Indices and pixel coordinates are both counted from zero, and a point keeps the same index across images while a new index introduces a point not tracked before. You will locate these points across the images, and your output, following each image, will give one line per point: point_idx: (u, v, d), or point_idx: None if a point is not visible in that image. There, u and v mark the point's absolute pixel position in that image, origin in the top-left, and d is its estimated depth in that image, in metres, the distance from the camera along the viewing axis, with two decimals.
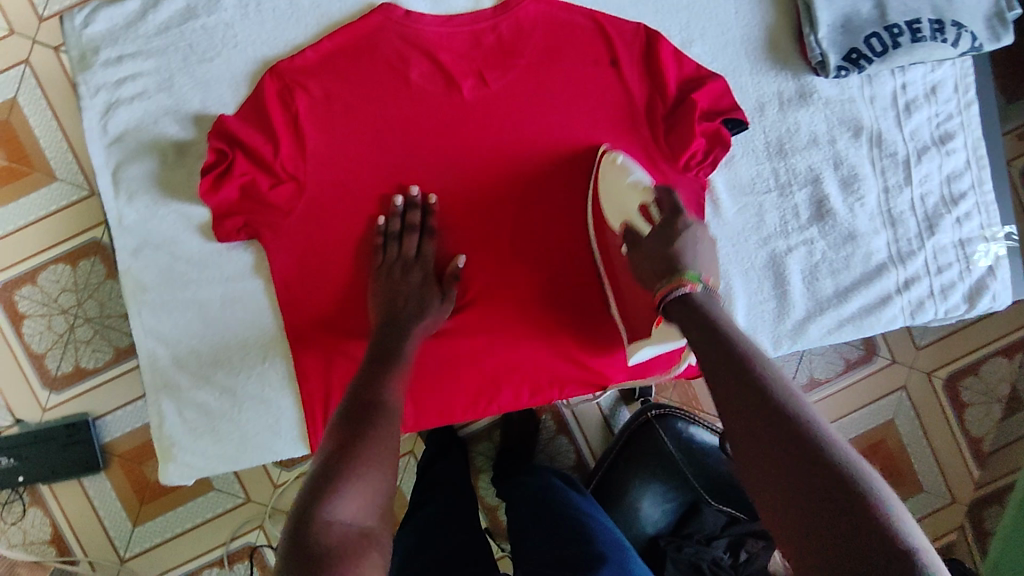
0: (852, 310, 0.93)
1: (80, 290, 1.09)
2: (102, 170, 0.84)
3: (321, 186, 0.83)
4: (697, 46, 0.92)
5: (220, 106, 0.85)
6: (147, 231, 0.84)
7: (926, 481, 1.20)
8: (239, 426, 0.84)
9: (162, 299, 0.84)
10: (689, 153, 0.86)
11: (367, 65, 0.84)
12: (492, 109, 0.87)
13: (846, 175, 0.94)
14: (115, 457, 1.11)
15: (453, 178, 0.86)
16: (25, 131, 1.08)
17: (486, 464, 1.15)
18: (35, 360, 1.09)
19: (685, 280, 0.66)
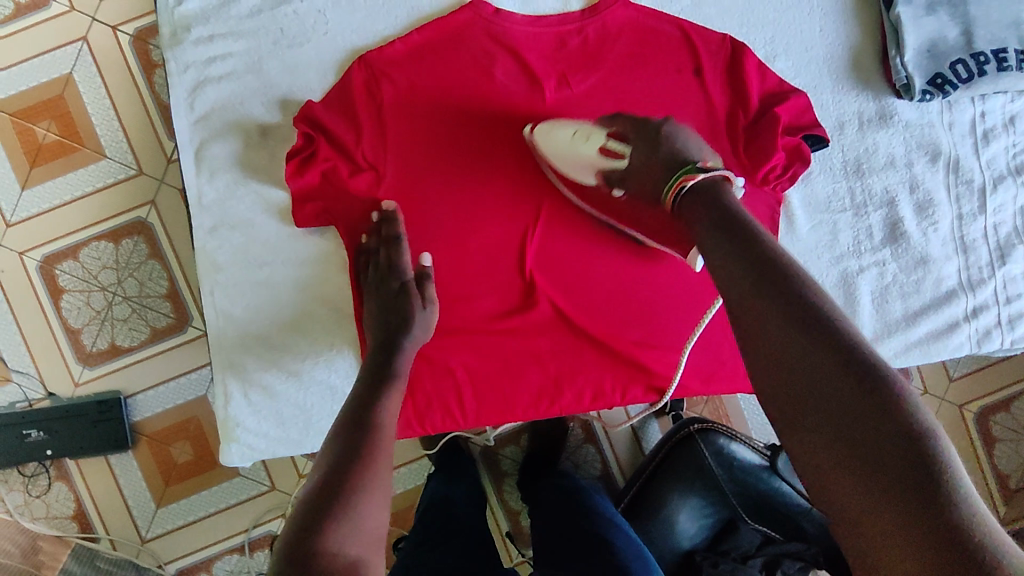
0: (920, 335, 0.92)
1: (121, 268, 1.10)
2: (186, 148, 0.84)
3: (400, 176, 0.83)
4: (780, 61, 0.92)
5: (307, 92, 0.85)
6: (226, 211, 0.84)
7: None
8: (305, 411, 0.85)
9: (233, 280, 0.84)
10: (768, 166, 0.85)
11: (454, 60, 0.85)
12: (574, 111, 0.87)
13: (921, 200, 0.93)
14: (144, 436, 1.11)
15: (532, 179, 0.87)
16: (77, 108, 1.08)
17: (513, 467, 1.15)
18: (71, 335, 1.10)
19: (688, 173, 0.66)
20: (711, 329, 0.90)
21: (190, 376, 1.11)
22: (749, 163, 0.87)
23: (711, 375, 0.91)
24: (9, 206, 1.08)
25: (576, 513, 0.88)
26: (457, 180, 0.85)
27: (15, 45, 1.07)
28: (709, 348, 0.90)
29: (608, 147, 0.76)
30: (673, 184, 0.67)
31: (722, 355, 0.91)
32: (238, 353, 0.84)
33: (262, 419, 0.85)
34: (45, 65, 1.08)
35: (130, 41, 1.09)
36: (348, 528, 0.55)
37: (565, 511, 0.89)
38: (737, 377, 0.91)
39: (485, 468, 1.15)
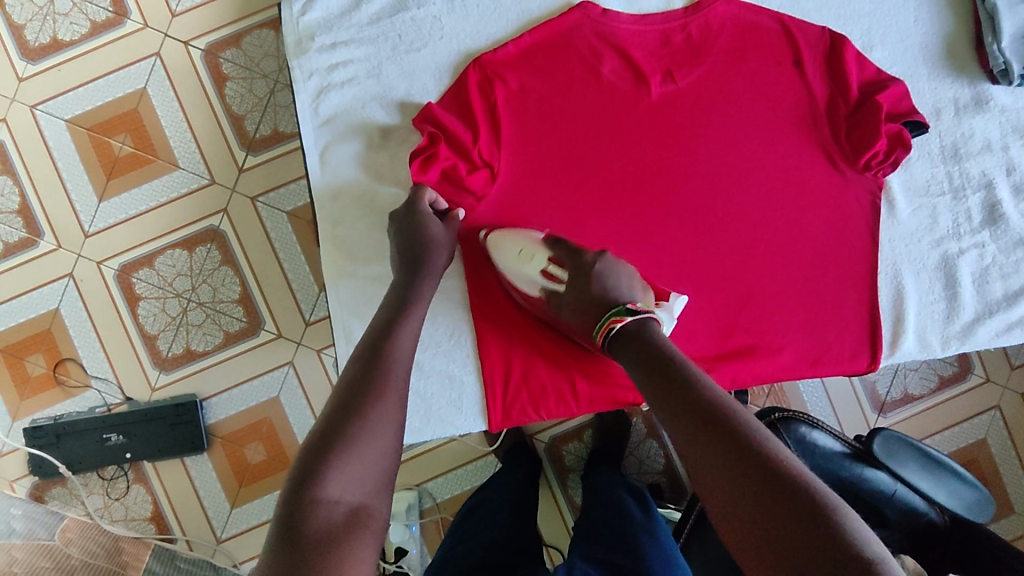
0: (1021, 314, 0.92)
1: (195, 275, 1.13)
2: (312, 150, 0.87)
3: (512, 173, 0.87)
4: (877, 51, 0.92)
5: (424, 95, 0.88)
6: (340, 210, 0.87)
7: (1018, 502, 1.18)
8: (424, 398, 0.88)
9: (347, 275, 0.87)
10: (870, 153, 0.87)
11: (563, 61, 0.87)
12: (678, 105, 0.89)
13: (1018, 182, 0.93)
14: (219, 439, 1.14)
15: (638, 169, 0.89)
16: (151, 122, 1.13)
17: (577, 463, 1.16)
18: (148, 341, 1.13)
19: (615, 318, 0.74)
20: (818, 312, 0.90)
21: (262, 377, 1.14)
22: (851, 151, 0.89)
23: (818, 359, 0.90)
24: (88, 217, 1.13)
25: (616, 513, 0.82)
26: (566, 174, 0.88)
27: (91, 63, 1.12)
28: (817, 332, 0.90)
29: (549, 271, 0.82)
30: (602, 326, 0.75)
31: (828, 339, 0.90)
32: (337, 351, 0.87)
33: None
34: (118, 81, 1.12)
35: (201, 55, 1.13)
36: (353, 473, 0.57)
37: (604, 510, 0.84)
38: (844, 359, 0.90)
39: (549, 466, 1.16)
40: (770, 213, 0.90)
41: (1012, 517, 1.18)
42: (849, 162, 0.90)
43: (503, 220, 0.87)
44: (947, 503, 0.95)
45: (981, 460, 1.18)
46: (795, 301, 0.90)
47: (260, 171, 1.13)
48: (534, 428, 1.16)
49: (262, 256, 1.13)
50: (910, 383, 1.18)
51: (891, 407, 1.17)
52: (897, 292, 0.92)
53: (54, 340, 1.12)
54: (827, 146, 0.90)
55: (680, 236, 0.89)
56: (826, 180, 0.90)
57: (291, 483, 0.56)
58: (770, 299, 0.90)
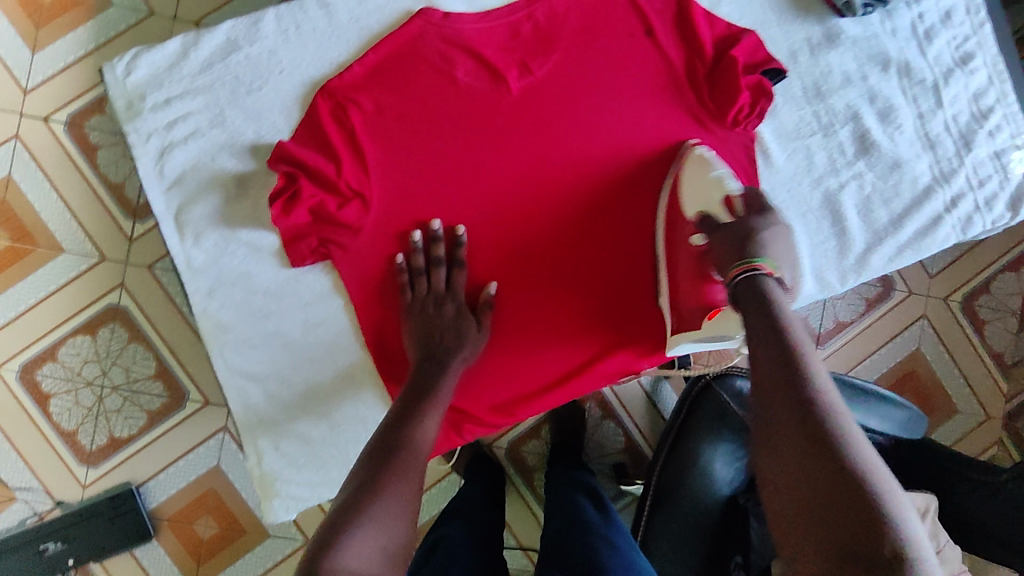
0: (909, 236, 0.93)
1: (104, 358, 1.06)
2: (164, 217, 0.83)
3: (387, 197, 0.83)
4: (725, 6, 0.93)
5: (274, 134, 0.84)
6: (221, 269, 0.83)
7: (958, 401, 1.24)
8: (341, 450, 0.85)
9: (242, 338, 0.84)
10: (736, 109, 0.86)
11: (414, 72, 0.84)
12: (540, 96, 0.86)
13: (882, 108, 0.94)
14: (166, 521, 1.08)
15: (512, 170, 0.86)
16: (24, 209, 1.05)
17: (539, 461, 1.15)
18: (67, 438, 1.06)
19: (765, 265, 0.62)
20: None
21: (197, 450, 1.08)
22: (716, 109, 0.87)
23: None
24: None
25: (576, 521, 0.82)
26: (444, 185, 0.84)
27: None
28: None
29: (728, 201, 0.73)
30: (742, 266, 0.63)
31: None
32: (245, 417, 0.84)
33: (310, 453, 0.85)
34: None
35: (64, 128, 1.05)
36: (387, 537, 0.54)
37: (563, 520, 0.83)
38: None
39: (512, 469, 1.15)
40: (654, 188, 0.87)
41: (956, 417, 1.24)
42: (717, 121, 0.88)
43: (386, 247, 0.83)
44: (881, 429, 0.89)
45: (920, 371, 1.23)
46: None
47: (151, 237, 1.07)
48: (490, 437, 1.14)
49: (171, 324, 1.07)
50: (840, 311, 1.22)
51: (827, 337, 1.21)
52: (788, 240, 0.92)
53: None
54: (693, 107, 0.88)
55: (567, 228, 0.87)
56: (702, 143, 0.88)
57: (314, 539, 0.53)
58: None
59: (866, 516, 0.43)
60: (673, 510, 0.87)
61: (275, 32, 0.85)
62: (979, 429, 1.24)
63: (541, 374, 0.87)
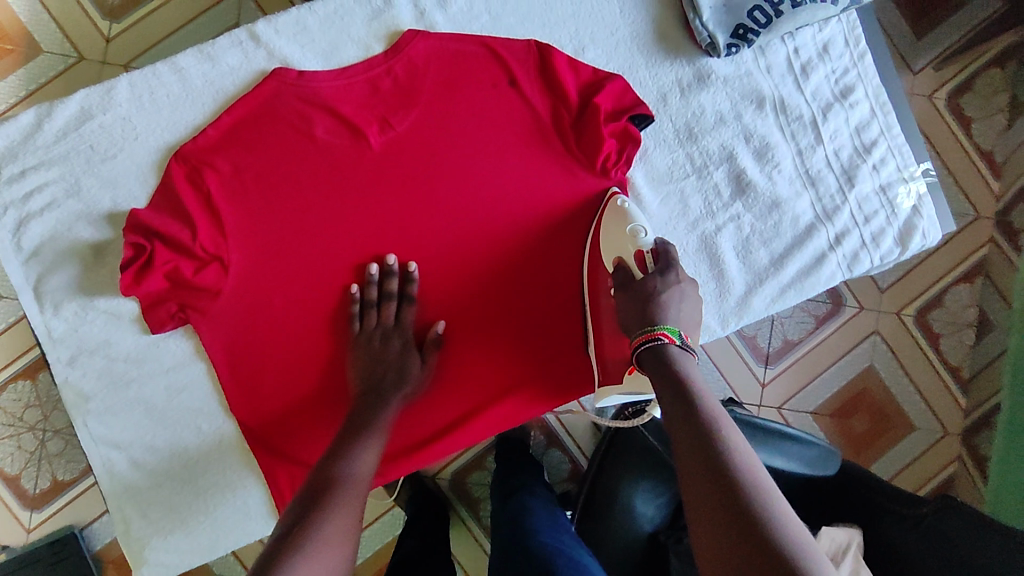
0: (790, 276, 0.93)
1: (45, 403, 1.07)
2: (23, 289, 0.78)
3: (248, 261, 0.79)
4: (590, 51, 0.90)
5: (132, 201, 0.81)
6: (81, 338, 0.79)
7: (916, 418, 1.21)
8: (209, 513, 0.82)
9: (106, 405, 0.80)
10: (603, 156, 0.85)
11: (268, 133, 0.81)
12: (403, 152, 0.83)
13: (758, 146, 0.93)
14: (110, 563, 1.08)
15: (376, 231, 0.83)
16: None
17: (484, 491, 1.15)
18: (11, 483, 1.06)
19: (664, 331, 0.67)
20: None
21: None
22: (585, 157, 0.86)
23: None
24: None
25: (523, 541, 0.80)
26: (305, 250, 0.81)
27: None
28: None
29: (642, 258, 0.75)
30: (648, 334, 0.67)
31: None
32: (112, 487, 0.80)
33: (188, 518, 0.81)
34: None
35: None
36: (335, 556, 0.53)
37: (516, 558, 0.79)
38: None
39: (457, 500, 1.14)
40: (522, 240, 0.86)
41: (914, 434, 1.21)
42: (587, 168, 0.86)
43: (243, 316, 0.80)
44: (786, 467, 0.84)
45: (872, 388, 1.20)
46: (562, 325, 0.87)
47: None
48: (433, 469, 1.13)
49: None
50: (788, 330, 1.19)
51: (776, 357, 1.18)
52: None
53: None
54: (562, 157, 0.86)
55: (436, 288, 0.84)
56: (570, 194, 0.86)
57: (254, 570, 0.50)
58: (544, 326, 0.87)
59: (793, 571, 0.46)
60: (601, 543, 0.87)
61: (130, 99, 0.81)
62: (939, 445, 1.21)
63: (410, 435, 0.85)
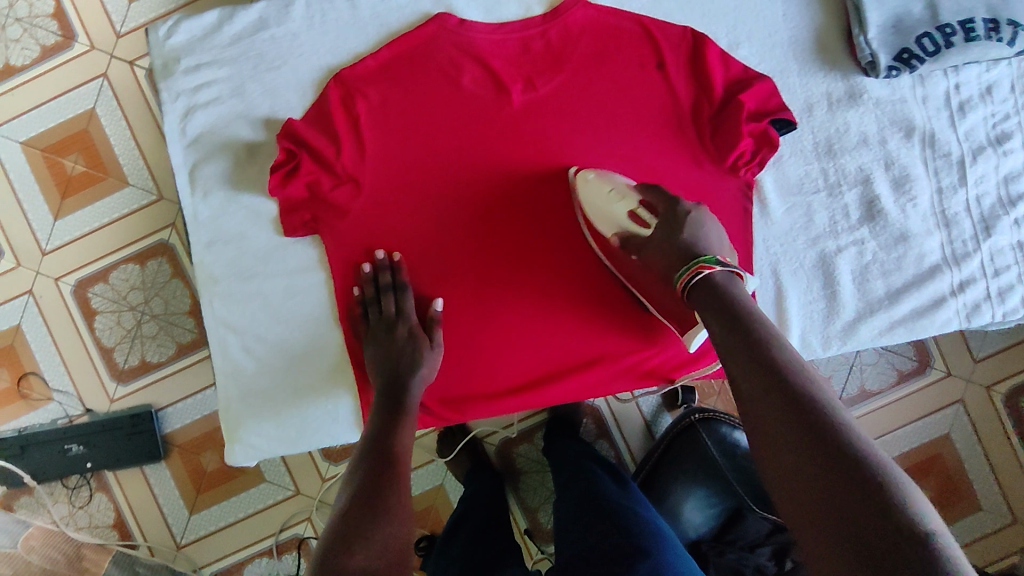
0: (905, 312, 0.90)
1: (148, 288, 1.16)
2: (179, 169, 0.85)
3: (380, 186, 0.84)
4: (744, 48, 0.91)
5: (288, 111, 0.86)
6: (219, 227, 0.85)
7: (986, 499, 1.14)
8: (300, 410, 0.85)
9: (231, 290, 0.84)
10: (736, 153, 0.86)
11: (422, 72, 0.86)
12: (544, 111, 0.88)
13: (897, 176, 0.92)
14: (176, 447, 1.17)
15: (505, 181, 0.87)
16: (102, 141, 1.16)
17: (528, 465, 1.18)
18: (105, 353, 1.16)
19: (703, 264, 0.70)
20: None
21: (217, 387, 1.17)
22: (716, 151, 0.87)
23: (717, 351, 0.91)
24: (45, 235, 1.17)
25: (588, 497, 0.95)
26: (435, 185, 0.86)
27: (31, 91, 1.16)
28: None
29: (638, 214, 0.79)
30: (687, 270, 0.70)
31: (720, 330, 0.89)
32: (223, 365, 0.84)
33: (275, 415, 0.85)
34: (66, 104, 1.16)
35: (145, 75, 1.16)
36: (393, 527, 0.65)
37: (583, 515, 0.93)
38: None
39: (501, 468, 1.17)
40: None
41: (978, 514, 1.15)
42: (715, 163, 0.88)
43: (366, 234, 0.85)
44: None
45: (945, 457, 1.15)
46: None
47: None
48: (484, 432, 1.17)
49: None
50: (867, 378, 1.15)
51: (847, 404, 1.15)
52: (779, 295, 0.89)
53: (18, 355, 1.17)
54: (694, 147, 0.88)
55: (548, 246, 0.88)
56: (696, 181, 0.88)
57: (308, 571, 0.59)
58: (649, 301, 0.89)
59: (852, 463, 0.52)
60: None
61: (303, 17, 0.86)
62: (1004, 533, 1.14)
63: (499, 377, 0.88)
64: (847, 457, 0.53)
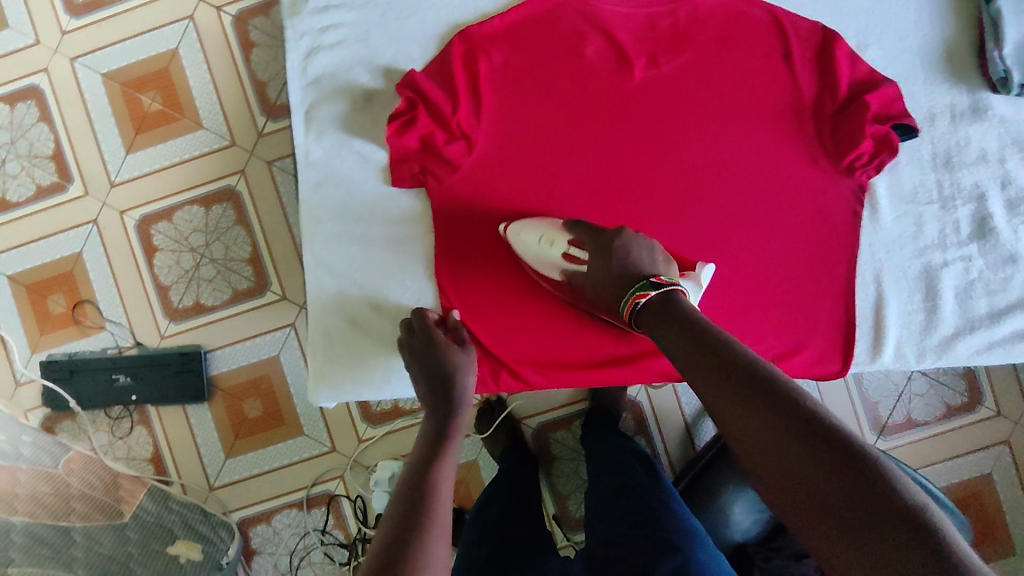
0: (1005, 334, 0.90)
1: (210, 232, 1.18)
2: (297, 108, 0.88)
3: (496, 145, 0.87)
4: (872, 51, 0.90)
5: (409, 62, 0.88)
6: (332, 168, 0.87)
7: (1020, 545, 1.13)
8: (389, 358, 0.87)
9: (335, 231, 0.87)
10: (854, 154, 0.86)
11: (548, 39, 0.87)
12: (664, 90, 0.89)
13: (1014, 196, 0.90)
14: (220, 391, 1.18)
15: (618, 154, 0.89)
16: (180, 80, 1.17)
17: (562, 451, 1.18)
18: (161, 291, 1.18)
19: (640, 291, 0.74)
20: (799, 287, 0.90)
21: (266, 335, 1.18)
22: (834, 150, 0.88)
23: (801, 346, 0.90)
24: (115, 168, 1.18)
25: (626, 489, 0.93)
26: (550, 149, 0.88)
27: (119, 25, 1.18)
28: (795, 317, 0.90)
29: (571, 253, 0.83)
30: (628, 300, 0.75)
31: (807, 325, 0.90)
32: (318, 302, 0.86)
33: (347, 367, 0.87)
34: (151, 41, 1.18)
35: (231, 21, 1.17)
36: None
37: (618, 505, 0.91)
38: (843, 356, 0.90)
39: (535, 451, 1.18)
40: (743, 207, 0.90)
41: (1011, 558, 1.13)
42: (830, 161, 0.89)
43: (477, 190, 0.87)
44: None
45: (982, 496, 1.13)
46: (759, 293, 0.90)
47: (278, 136, 1.17)
48: (522, 413, 1.18)
49: (271, 217, 1.17)
50: (915, 408, 1.14)
51: (891, 431, 1.14)
52: (878, 302, 0.90)
53: (75, 282, 1.18)
54: (810, 143, 0.89)
55: (651, 224, 0.89)
56: (807, 178, 0.89)
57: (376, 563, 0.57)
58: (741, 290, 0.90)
59: (833, 448, 0.53)
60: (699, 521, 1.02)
61: None
62: None
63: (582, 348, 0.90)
64: (831, 446, 0.53)
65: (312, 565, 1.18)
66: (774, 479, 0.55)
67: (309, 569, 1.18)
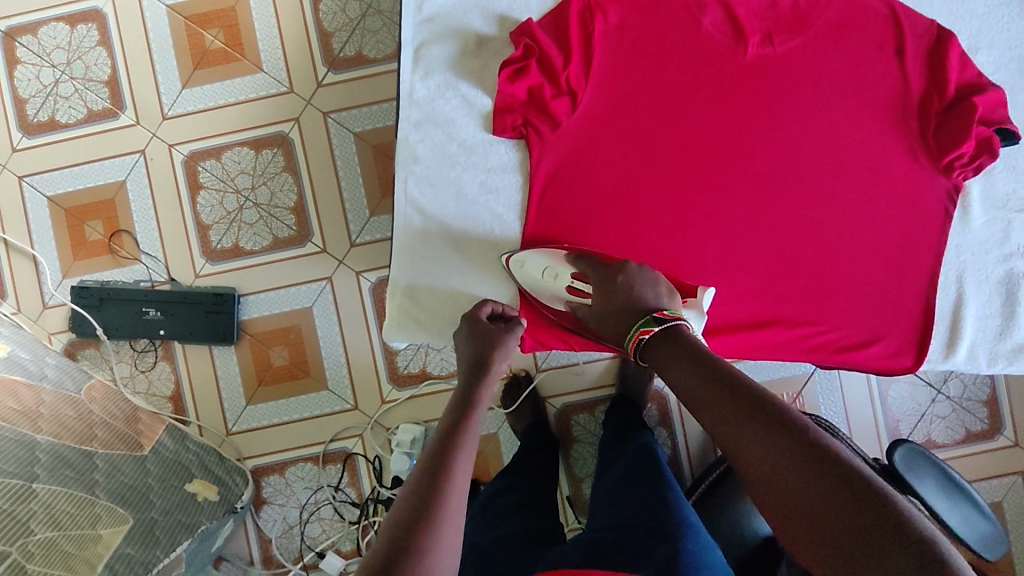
0: None
1: (257, 175, 1.17)
2: (408, 44, 0.90)
3: (602, 104, 0.88)
4: (982, 55, 0.91)
5: (525, 11, 0.90)
6: (433, 109, 0.89)
7: None
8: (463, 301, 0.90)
9: (428, 173, 0.89)
10: (955, 154, 0.87)
11: (667, 5, 0.88)
12: (773, 70, 0.89)
13: None
14: (248, 336, 1.18)
15: (720, 129, 0.89)
16: (245, 21, 1.16)
17: (584, 435, 1.18)
18: (201, 230, 1.17)
19: (642, 328, 0.75)
20: (883, 279, 0.91)
21: (300, 287, 1.17)
22: (935, 148, 0.88)
23: (880, 335, 0.91)
24: (169, 101, 1.17)
25: (635, 477, 0.88)
26: (654, 116, 0.89)
27: None
28: (877, 307, 0.91)
29: (574, 286, 0.84)
30: (632, 336, 0.76)
31: (887, 315, 0.91)
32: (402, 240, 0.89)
33: (421, 308, 0.90)
34: None
35: None
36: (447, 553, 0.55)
37: (631, 485, 0.87)
38: (918, 351, 0.91)
39: (557, 431, 1.19)
40: (837, 195, 0.91)
41: None
42: (929, 159, 0.89)
43: (578, 147, 0.88)
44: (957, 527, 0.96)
45: None
46: (844, 280, 0.91)
47: (337, 88, 1.16)
48: (548, 392, 1.18)
49: (322, 170, 1.17)
50: (935, 430, 1.15)
51: None
52: (955, 301, 0.92)
53: (115, 210, 1.17)
54: (911, 139, 0.90)
55: (744, 200, 0.90)
56: (905, 173, 0.90)
57: (389, 535, 0.55)
58: (829, 275, 0.91)
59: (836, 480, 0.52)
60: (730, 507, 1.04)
61: None
62: None
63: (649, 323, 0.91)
64: (835, 479, 0.52)
65: (320, 521, 1.17)
66: (776, 510, 0.55)
67: (317, 524, 1.17)
